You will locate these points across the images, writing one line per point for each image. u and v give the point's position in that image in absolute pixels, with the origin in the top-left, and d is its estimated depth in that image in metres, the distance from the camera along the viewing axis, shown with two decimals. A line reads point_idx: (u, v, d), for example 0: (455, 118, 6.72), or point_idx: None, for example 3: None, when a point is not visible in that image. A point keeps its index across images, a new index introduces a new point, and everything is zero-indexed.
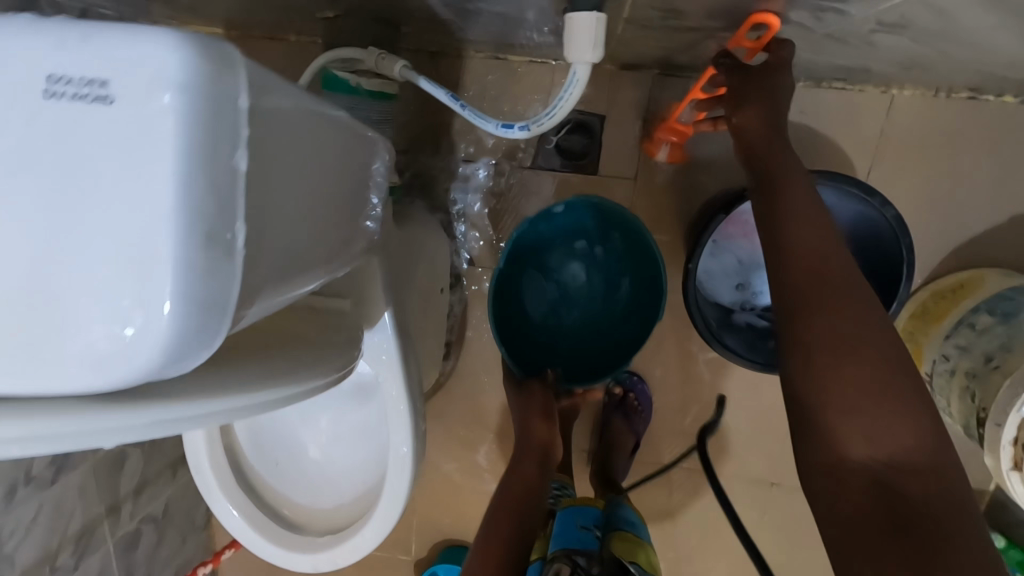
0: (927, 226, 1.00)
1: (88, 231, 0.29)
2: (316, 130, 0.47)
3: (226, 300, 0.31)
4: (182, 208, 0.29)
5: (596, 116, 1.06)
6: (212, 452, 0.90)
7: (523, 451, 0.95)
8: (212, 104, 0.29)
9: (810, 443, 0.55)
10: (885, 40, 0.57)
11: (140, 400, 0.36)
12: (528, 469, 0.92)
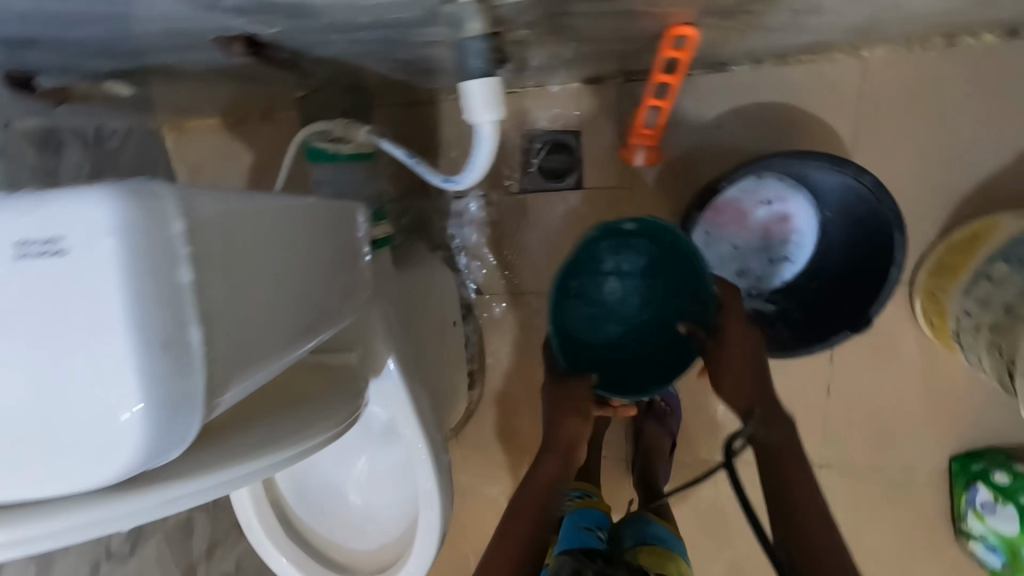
0: (925, 181, 0.97)
1: (70, 348, 0.35)
2: (284, 226, 0.51)
3: (193, 390, 0.37)
4: (134, 328, 0.34)
5: (571, 132, 1.08)
6: (261, 512, 0.96)
7: (549, 452, 0.92)
8: (140, 241, 0.35)
9: (787, 537, 0.66)
10: (815, 19, 0.58)
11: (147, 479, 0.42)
12: (550, 473, 0.90)
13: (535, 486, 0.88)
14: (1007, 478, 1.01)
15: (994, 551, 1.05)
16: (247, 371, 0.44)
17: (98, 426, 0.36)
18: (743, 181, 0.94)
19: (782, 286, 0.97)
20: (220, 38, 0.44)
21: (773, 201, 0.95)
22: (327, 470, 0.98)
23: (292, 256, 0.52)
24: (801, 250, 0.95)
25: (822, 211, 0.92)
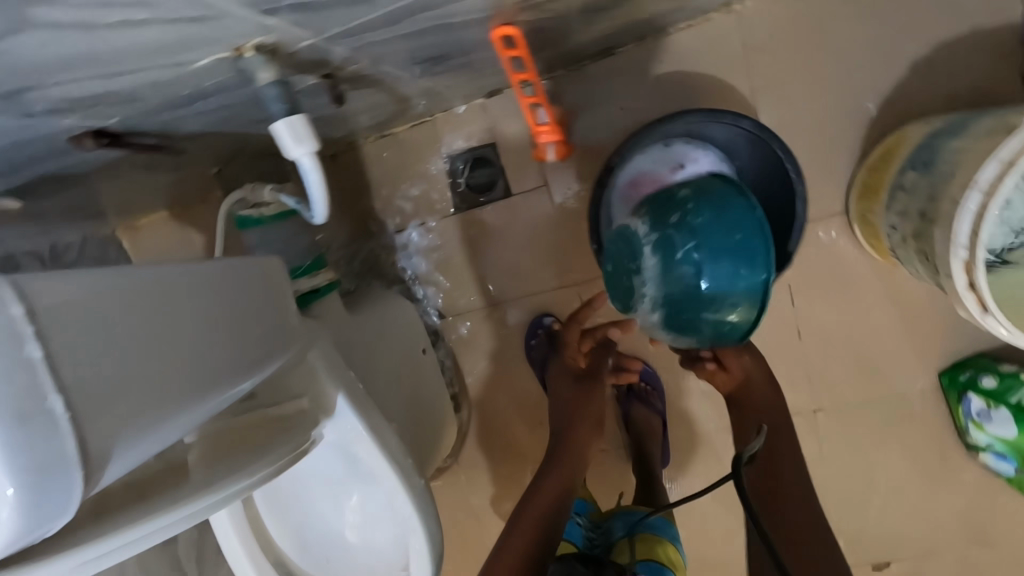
0: (830, 112, 0.99)
1: None
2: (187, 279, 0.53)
3: (65, 457, 0.36)
4: None
5: (487, 145, 1.11)
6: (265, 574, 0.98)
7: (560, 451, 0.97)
8: None
9: (774, 521, 0.81)
10: None
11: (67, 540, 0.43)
12: (561, 468, 0.93)
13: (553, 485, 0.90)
14: (994, 381, 1.00)
15: (1005, 458, 1.03)
16: (135, 444, 0.43)
17: None
18: (653, 146, 0.95)
19: None
20: (72, 139, 0.48)
21: (685, 164, 0.95)
22: (320, 522, 0.99)
23: (204, 320, 0.53)
24: None
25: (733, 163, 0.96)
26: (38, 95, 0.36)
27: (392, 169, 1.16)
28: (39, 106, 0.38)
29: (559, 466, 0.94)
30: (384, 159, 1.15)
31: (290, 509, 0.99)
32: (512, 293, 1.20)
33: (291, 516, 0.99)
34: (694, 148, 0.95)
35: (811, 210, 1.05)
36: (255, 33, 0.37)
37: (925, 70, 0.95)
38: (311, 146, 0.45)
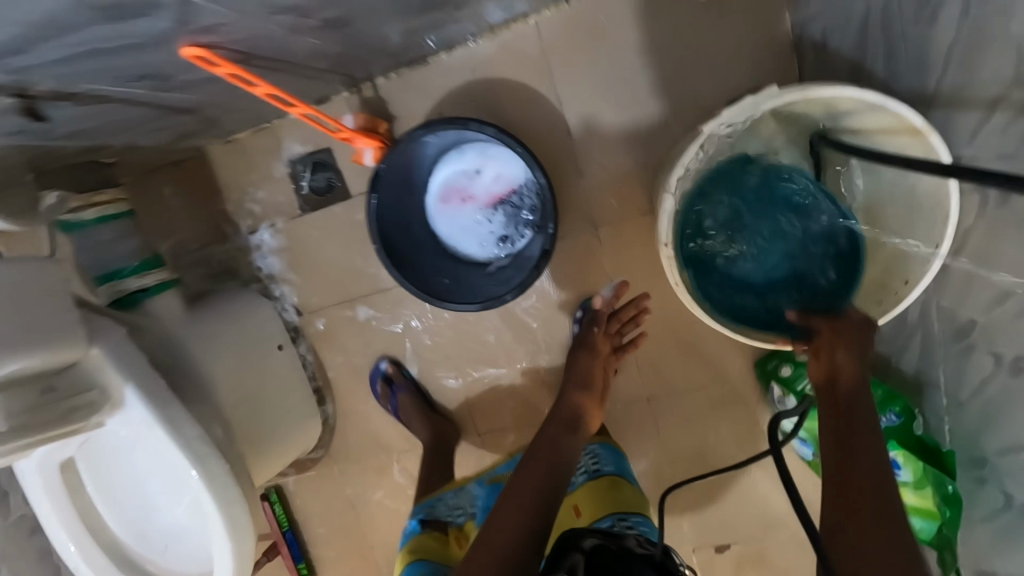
0: (626, 117, 1.05)
1: None
2: None
3: None
4: None
5: (323, 150, 1.17)
6: (77, 541, 0.99)
7: (557, 413, 1.01)
8: None
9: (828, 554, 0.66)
10: (332, 9, 0.67)
11: None
12: (563, 435, 0.96)
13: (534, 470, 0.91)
14: (789, 370, 1.06)
15: (806, 443, 1.08)
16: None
17: None
18: (448, 156, 1.03)
19: (528, 230, 1.03)
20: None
21: (477, 167, 1.03)
22: (153, 519, 1.03)
23: None
24: (524, 193, 1.03)
25: (513, 156, 1.01)
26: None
27: (238, 175, 1.22)
28: None
29: (554, 431, 0.97)
30: (231, 165, 1.21)
31: (117, 518, 1.03)
32: (363, 289, 1.27)
33: (120, 522, 1.03)
34: (480, 155, 1.03)
35: (623, 209, 1.10)
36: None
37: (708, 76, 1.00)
38: None
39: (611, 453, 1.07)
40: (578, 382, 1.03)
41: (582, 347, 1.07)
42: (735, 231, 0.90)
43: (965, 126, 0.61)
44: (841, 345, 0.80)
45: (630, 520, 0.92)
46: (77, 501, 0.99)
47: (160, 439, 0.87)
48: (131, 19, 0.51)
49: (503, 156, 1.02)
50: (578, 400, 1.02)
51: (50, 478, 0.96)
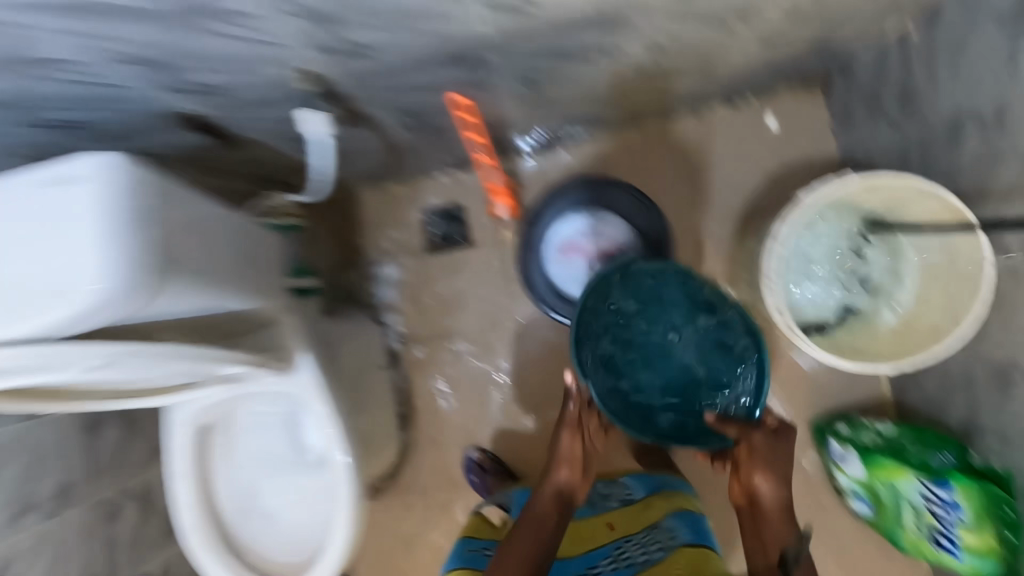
0: (708, 207, 1.33)
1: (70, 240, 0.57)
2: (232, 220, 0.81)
3: (124, 270, 0.58)
4: (110, 218, 0.57)
5: (456, 206, 1.44)
6: (191, 493, 1.06)
7: (543, 491, 0.96)
8: (125, 169, 0.59)
9: None
10: (544, 90, 0.95)
11: (135, 350, 0.63)
12: (553, 511, 0.93)
13: (519, 557, 0.88)
14: (847, 426, 1.19)
15: (864, 499, 1.16)
16: (172, 291, 0.65)
17: (73, 279, 0.57)
18: (569, 215, 1.28)
19: None
20: (170, 120, 0.79)
21: (592, 227, 1.28)
22: (256, 500, 1.12)
23: (233, 246, 0.79)
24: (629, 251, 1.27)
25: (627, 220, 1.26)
26: (176, 73, 0.66)
27: (379, 217, 1.47)
28: (174, 86, 0.69)
29: (546, 502, 0.94)
30: (376, 208, 1.47)
31: (224, 492, 1.10)
32: (464, 325, 1.45)
33: (224, 497, 1.09)
34: (595, 217, 1.28)
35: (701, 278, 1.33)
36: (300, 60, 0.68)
37: (775, 184, 1.30)
38: (329, 132, 0.77)
39: (641, 481, 1.14)
40: (567, 459, 0.98)
41: (567, 425, 1.01)
42: (650, 312, 1.03)
43: (991, 211, 0.86)
44: (757, 471, 0.88)
45: (667, 525, 0.98)
46: (203, 455, 1.08)
47: (322, 406, 1.00)
48: (453, 66, 0.78)
49: (618, 220, 1.27)
50: (568, 475, 0.98)
51: (192, 425, 1.05)
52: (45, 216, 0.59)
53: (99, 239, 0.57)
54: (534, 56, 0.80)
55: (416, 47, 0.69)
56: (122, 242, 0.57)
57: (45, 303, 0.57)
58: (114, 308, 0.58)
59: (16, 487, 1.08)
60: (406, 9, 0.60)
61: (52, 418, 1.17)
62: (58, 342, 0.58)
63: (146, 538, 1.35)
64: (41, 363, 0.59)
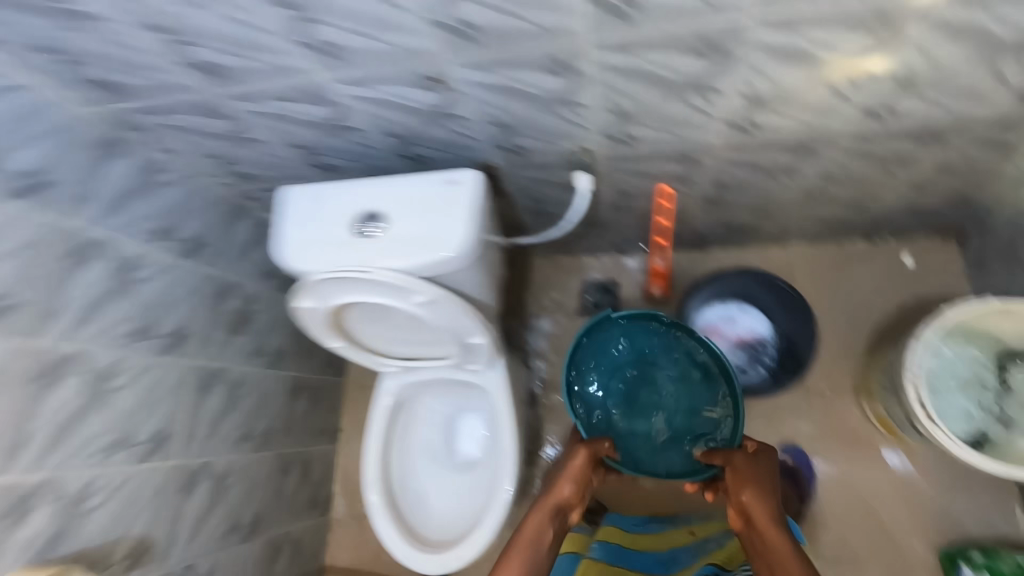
0: (843, 322, 1.49)
1: (438, 216, 0.90)
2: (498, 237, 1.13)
3: (465, 241, 0.88)
4: (466, 207, 0.89)
5: (612, 283, 1.71)
6: (376, 458, 1.27)
7: (544, 503, 0.94)
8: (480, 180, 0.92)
9: None
10: (727, 196, 1.25)
11: (445, 298, 0.93)
12: (551, 525, 0.91)
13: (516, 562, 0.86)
14: (981, 555, 1.20)
15: None
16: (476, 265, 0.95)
17: (435, 240, 0.88)
18: (714, 304, 1.48)
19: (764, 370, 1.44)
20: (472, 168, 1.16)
21: (735, 317, 1.47)
22: (418, 483, 1.31)
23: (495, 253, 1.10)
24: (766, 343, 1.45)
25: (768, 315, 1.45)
26: (509, 137, 1.01)
27: (544, 280, 1.77)
28: (499, 145, 1.05)
29: (538, 521, 0.92)
30: (543, 273, 1.78)
31: (398, 466, 1.31)
32: None
33: (397, 470, 1.30)
34: (738, 309, 1.47)
35: (831, 384, 1.45)
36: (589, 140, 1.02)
37: (909, 315, 1.46)
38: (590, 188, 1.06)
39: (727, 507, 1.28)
40: (569, 477, 0.98)
41: (574, 450, 1.02)
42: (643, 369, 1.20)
43: None
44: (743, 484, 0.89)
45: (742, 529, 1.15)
46: (392, 428, 1.31)
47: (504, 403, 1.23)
48: (676, 163, 1.09)
49: (758, 315, 1.45)
50: (570, 490, 0.96)
51: (392, 400, 1.30)
52: (393, 201, 0.91)
53: (457, 219, 0.89)
54: (736, 165, 1.10)
55: (662, 145, 1.02)
56: (469, 223, 0.89)
57: (414, 251, 0.89)
58: (451, 264, 0.89)
59: (244, 417, 1.36)
60: (679, 119, 0.92)
61: (275, 374, 1.48)
62: (412, 277, 0.89)
63: (295, 502, 1.56)
64: (398, 288, 0.91)
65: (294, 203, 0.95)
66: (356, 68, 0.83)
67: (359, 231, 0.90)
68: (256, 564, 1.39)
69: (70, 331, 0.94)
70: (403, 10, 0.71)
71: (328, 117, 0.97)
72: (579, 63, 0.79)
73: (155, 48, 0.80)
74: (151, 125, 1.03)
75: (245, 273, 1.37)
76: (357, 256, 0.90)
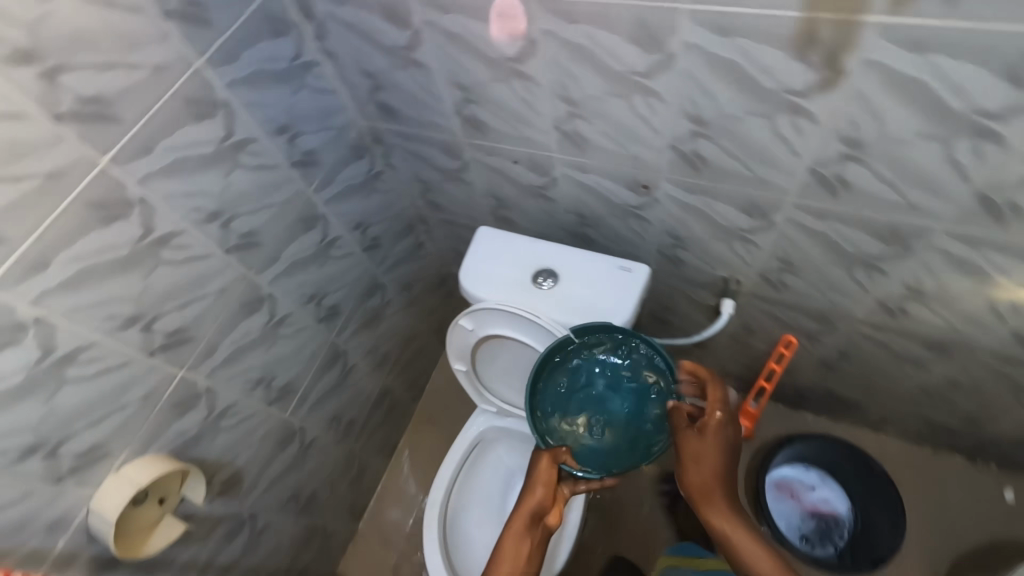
0: (925, 534, 1.43)
1: (603, 292, 1.04)
2: None
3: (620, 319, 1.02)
4: (629, 292, 1.03)
5: None
6: (443, 492, 1.31)
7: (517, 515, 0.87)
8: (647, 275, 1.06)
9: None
10: (845, 367, 1.30)
11: None
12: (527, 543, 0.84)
13: None
14: None
15: None
16: None
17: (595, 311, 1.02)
18: (797, 463, 1.49)
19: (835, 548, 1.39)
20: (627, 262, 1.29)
21: (815, 485, 1.47)
22: (468, 521, 1.32)
23: None
24: (841, 521, 1.43)
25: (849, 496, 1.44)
26: (676, 248, 1.15)
27: None
28: (664, 252, 1.18)
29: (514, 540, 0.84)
30: None
31: (455, 498, 1.33)
32: None
33: (453, 502, 1.33)
34: (820, 477, 1.48)
35: None
36: (744, 275, 1.13)
37: (996, 552, 1.39)
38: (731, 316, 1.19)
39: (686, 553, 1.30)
40: (541, 483, 0.88)
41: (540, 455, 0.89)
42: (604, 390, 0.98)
43: None
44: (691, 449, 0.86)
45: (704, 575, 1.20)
46: (464, 468, 1.36)
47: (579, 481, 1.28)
48: (813, 320, 1.18)
49: (838, 491, 1.46)
50: (542, 497, 0.87)
51: (473, 442, 1.36)
52: (574, 265, 1.06)
53: (620, 300, 1.03)
54: (867, 343, 1.17)
55: (809, 300, 1.12)
56: (628, 306, 1.02)
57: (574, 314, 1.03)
58: None
59: (341, 402, 1.47)
60: (839, 284, 1.03)
61: (376, 374, 1.60)
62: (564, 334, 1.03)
63: (340, 500, 1.60)
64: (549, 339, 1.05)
65: (486, 249, 1.10)
66: (587, 159, 1.01)
67: (540, 284, 1.05)
68: (291, 547, 1.42)
69: (276, 277, 1.11)
70: (656, 134, 0.88)
71: (537, 183, 1.16)
72: (775, 213, 0.93)
73: (450, 97, 1.02)
74: (393, 144, 1.25)
75: (392, 281, 1.53)
76: (529, 305, 1.05)
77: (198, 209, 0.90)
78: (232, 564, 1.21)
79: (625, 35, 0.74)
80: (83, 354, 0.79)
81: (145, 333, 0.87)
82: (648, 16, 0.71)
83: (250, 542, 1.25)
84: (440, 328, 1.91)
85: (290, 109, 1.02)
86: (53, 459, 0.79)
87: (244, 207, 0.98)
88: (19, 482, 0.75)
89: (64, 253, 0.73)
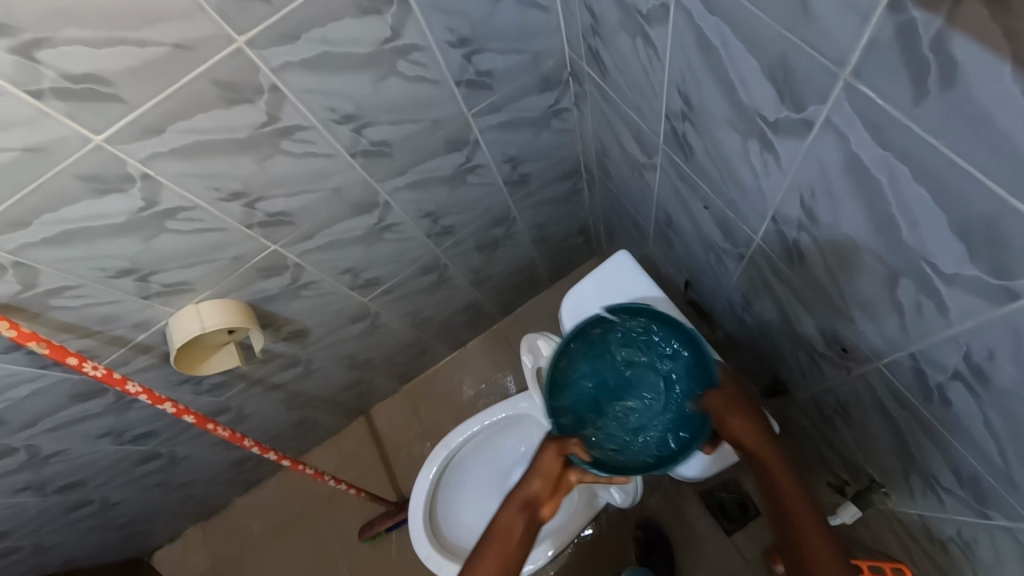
0: None
1: None
2: None
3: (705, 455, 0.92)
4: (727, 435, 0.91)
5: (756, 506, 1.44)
6: (461, 439, 1.34)
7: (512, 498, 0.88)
8: None
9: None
10: None
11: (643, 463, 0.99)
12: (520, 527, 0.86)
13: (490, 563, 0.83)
14: None
15: None
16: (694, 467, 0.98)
17: None
18: None
19: None
20: (774, 372, 1.00)
21: None
22: (469, 475, 1.36)
23: None
24: None
25: None
26: (838, 414, 0.85)
27: None
28: (821, 405, 0.88)
29: (505, 525, 0.86)
30: None
31: (468, 450, 1.35)
32: None
33: (465, 450, 1.35)
34: None
35: None
36: (901, 497, 0.82)
37: None
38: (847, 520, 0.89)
39: None
40: (537, 472, 0.87)
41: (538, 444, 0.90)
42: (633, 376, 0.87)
43: None
44: (732, 419, 0.81)
45: None
46: (491, 430, 1.35)
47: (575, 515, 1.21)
48: None
49: None
50: (538, 485, 0.87)
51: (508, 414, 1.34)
52: None
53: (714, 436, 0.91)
54: None
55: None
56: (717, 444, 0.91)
57: None
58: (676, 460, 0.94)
59: (425, 302, 1.46)
60: None
61: (471, 289, 1.55)
62: None
63: (394, 367, 1.71)
64: None
65: (596, 295, 1.01)
66: (792, 274, 0.71)
67: None
68: (338, 386, 1.59)
69: (398, 188, 1.02)
70: (902, 330, 0.57)
71: (719, 243, 0.87)
72: (999, 513, 0.61)
73: (667, 100, 0.73)
74: (589, 93, 0.98)
75: (528, 218, 1.37)
76: None
77: (333, 109, 0.79)
78: (280, 384, 1.38)
79: (950, 220, 0.42)
80: (183, 213, 0.80)
81: (247, 209, 0.86)
82: (1009, 231, 0.38)
83: (300, 374, 1.40)
84: (560, 268, 1.76)
85: (481, 21, 0.81)
86: (143, 283, 0.87)
87: (386, 117, 0.86)
88: (112, 291, 0.85)
89: (180, 123, 0.69)
